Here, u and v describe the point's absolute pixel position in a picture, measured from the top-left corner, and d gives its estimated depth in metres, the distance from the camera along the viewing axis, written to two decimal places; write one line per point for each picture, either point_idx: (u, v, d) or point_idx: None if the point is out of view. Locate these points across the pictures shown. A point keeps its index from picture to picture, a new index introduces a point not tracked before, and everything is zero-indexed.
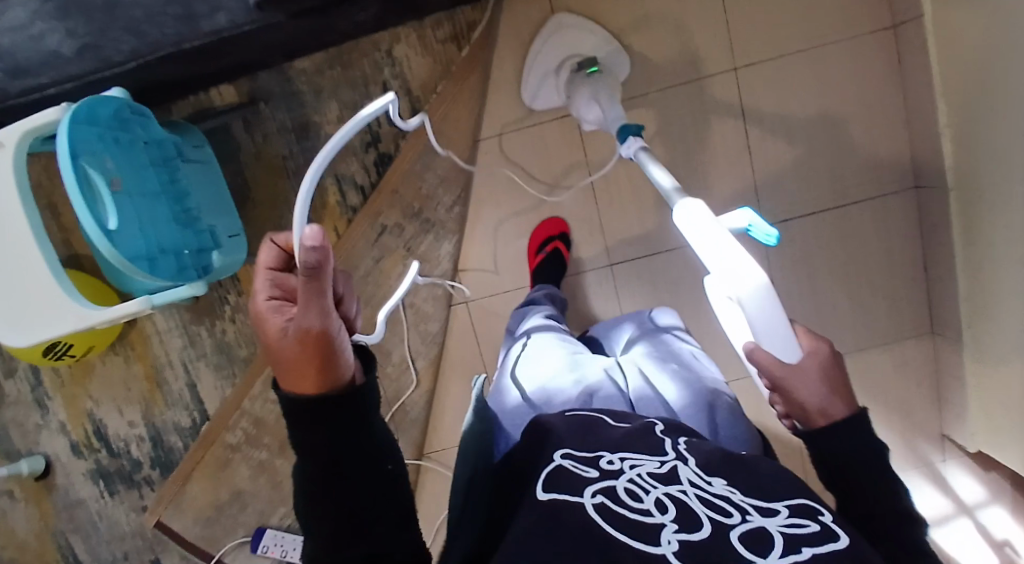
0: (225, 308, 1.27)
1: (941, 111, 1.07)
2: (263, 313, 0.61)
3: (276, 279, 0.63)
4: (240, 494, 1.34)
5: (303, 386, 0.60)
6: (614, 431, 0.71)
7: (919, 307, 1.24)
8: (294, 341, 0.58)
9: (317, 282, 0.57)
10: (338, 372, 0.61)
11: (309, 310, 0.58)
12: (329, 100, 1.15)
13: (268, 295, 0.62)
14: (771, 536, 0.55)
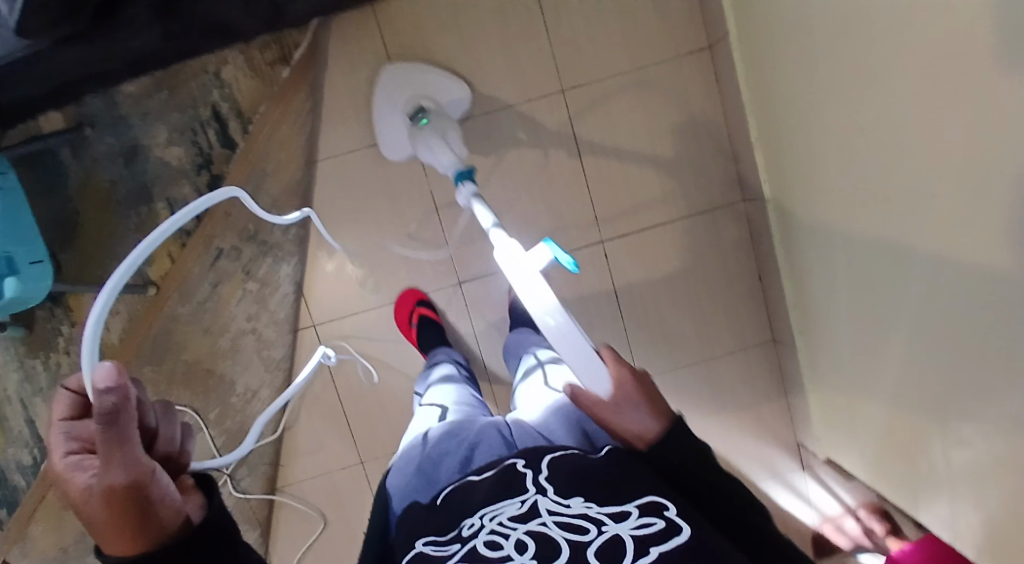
0: (57, 341, 1.20)
1: (753, 125, 1.13)
2: (60, 473, 0.54)
3: (73, 432, 0.58)
4: (87, 536, 1.26)
5: (125, 551, 0.54)
6: (479, 487, 0.66)
7: (761, 316, 1.27)
8: (97, 496, 0.53)
9: (118, 425, 0.53)
10: (164, 524, 0.55)
11: (112, 463, 0.53)
12: (157, 124, 1.11)
13: (66, 451, 0.56)
14: (623, 545, 0.54)
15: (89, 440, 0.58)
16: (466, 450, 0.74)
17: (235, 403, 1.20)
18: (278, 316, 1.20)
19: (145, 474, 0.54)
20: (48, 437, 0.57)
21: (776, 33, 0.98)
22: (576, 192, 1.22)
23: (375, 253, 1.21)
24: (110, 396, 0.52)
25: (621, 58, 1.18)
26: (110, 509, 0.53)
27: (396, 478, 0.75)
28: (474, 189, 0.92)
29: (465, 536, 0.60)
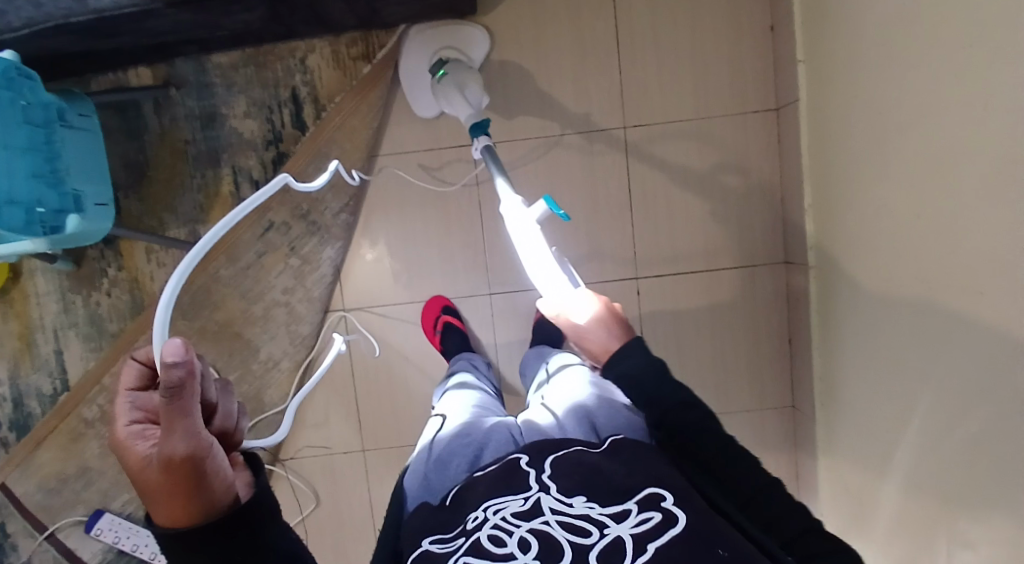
0: (102, 279, 1.25)
1: (807, 192, 1.15)
2: (123, 440, 0.59)
3: (138, 402, 0.62)
4: (88, 471, 1.28)
5: (177, 516, 0.59)
6: (482, 484, 0.70)
7: (781, 381, 1.28)
8: (158, 465, 0.57)
9: (180, 401, 0.56)
10: (215, 497, 0.60)
11: (173, 434, 0.56)
12: (238, 96, 1.17)
13: (130, 420, 0.60)
14: (624, 545, 0.58)
15: (151, 412, 0.62)
16: (473, 450, 0.78)
17: (257, 369, 1.23)
18: (313, 293, 1.23)
19: (202, 449, 0.58)
20: (114, 403, 0.61)
21: (847, 108, 1.00)
22: (620, 227, 1.24)
23: (414, 251, 1.24)
24: (176, 369, 0.54)
25: (689, 106, 1.21)
26: (167, 480, 0.57)
27: (411, 477, 0.78)
28: (488, 140, 0.96)
29: (469, 530, 0.63)
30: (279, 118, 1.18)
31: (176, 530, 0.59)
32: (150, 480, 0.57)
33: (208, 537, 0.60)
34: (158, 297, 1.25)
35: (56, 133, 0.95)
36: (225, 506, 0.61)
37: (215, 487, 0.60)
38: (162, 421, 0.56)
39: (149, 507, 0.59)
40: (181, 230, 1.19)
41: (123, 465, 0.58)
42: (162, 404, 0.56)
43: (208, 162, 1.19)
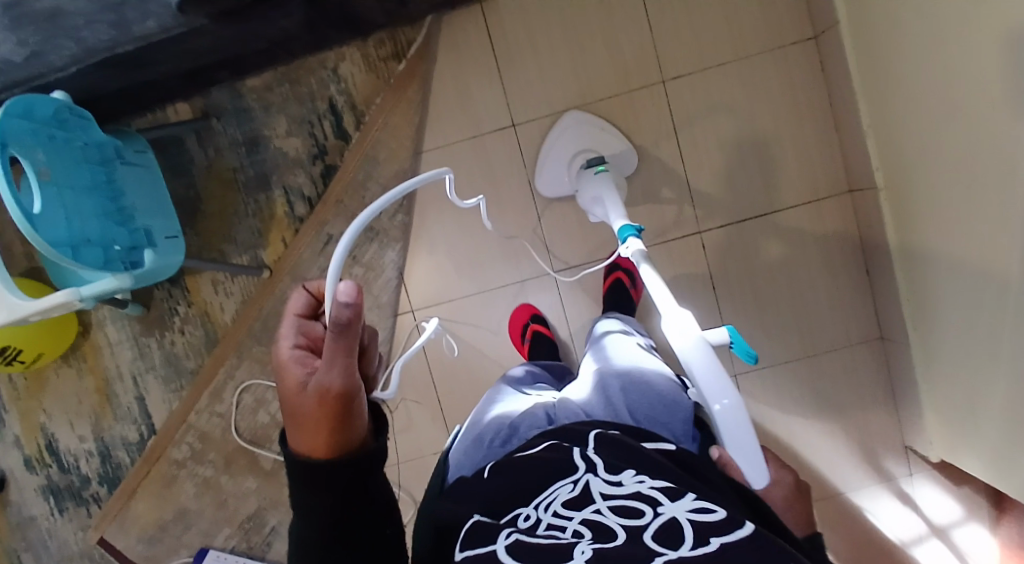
0: (173, 319, 1.25)
1: (862, 112, 1.12)
2: (285, 361, 0.59)
3: (301, 328, 0.62)
4: (186, 513, 1.30)
5: (317, 445, 0.60)
6: (530, 461, 0.69)
7: (864, 310, 1.25)
8: (314, 397, 0.57)
9: (344, 343, 0.56)
10: (352, 434, 0.60)
11: (331, 370, 0.57)
12: (278, 116, 1.19)
13: (293, 343, 0.61)
14: (681, 527, 0.52)
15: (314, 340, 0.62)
16: (509, 427, 0.80)
17: None
18: (382, 299, 1.23)
19: (354, 388, 0.58)
20: (281, 326, 0.62)
21: (886, 18, 0.98)
22: (673, 183, 1.23)
23: (473, 242, 1.24)
24: (346, 310, 0.54)
25: (724, 50, 1.20)
26: (319, 409, 0.58)
27: (455, 449, 0.82)
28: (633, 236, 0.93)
29: (522, 526, 0.59)
30: (320, 130, 1.19)
31: (312, 458, 0.60)
32: (302, 405, 0.58)
33: (330, 478, 0.60)
34: (229, 328, 1.24)
35: (115, 174, 0.93)
36: (353, 444, 0.61)
37: (352, 426, 0.60)
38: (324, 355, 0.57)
39: (290, 428, 0.61)
40: (243, 257, 1.21)
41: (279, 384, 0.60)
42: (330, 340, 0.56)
43: (259, 186, 1.20)
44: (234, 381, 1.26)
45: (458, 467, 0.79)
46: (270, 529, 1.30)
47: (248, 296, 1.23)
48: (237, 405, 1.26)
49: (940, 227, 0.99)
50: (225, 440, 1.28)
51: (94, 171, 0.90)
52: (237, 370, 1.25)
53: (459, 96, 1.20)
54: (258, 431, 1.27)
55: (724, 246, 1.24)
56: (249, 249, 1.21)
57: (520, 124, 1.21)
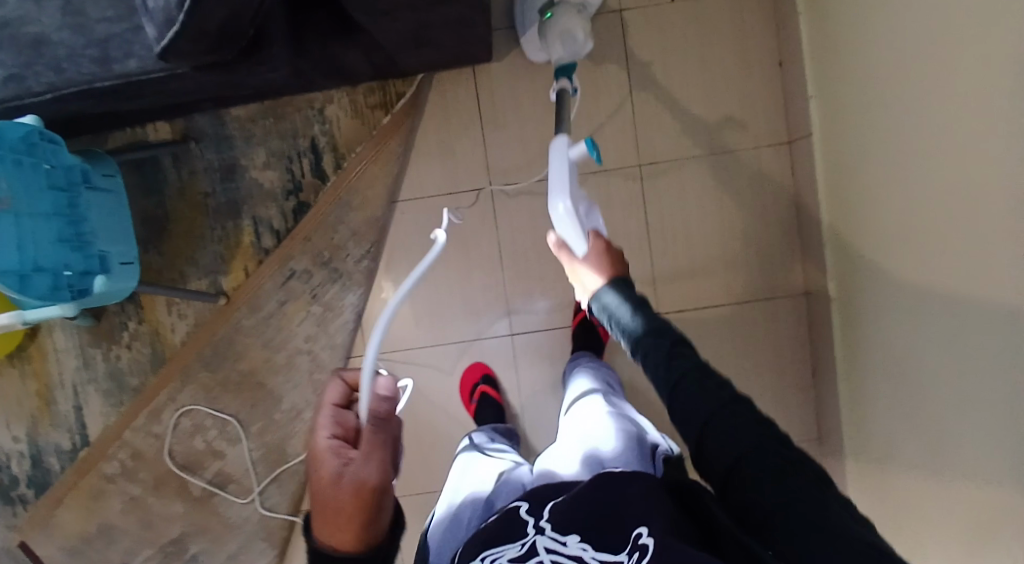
0: (123, 334, 1.23)
1: (824, 223, 1.16)
2: (324, 451, 0.64)
3: (337, 420, 0.67)
4: (110, 529, 1.26)
5: (344, 538, 0.61)
6: (480, 537, 0.67)
7: (807, 410, 1.27)
8: (352, 484, 0.62)
9: (388, 434, 0.64)
10: (380, 528, 0.63)
11: (369, 460, 0.64)
12: (257, 148, 1.19)
13: (331, 433, 0.66)
14: None
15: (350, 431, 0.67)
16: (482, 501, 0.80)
17: (282, 417, 1.23)
18: (336, 340, 1.23)
19: (389, 479, 0.64)
20: (320, 416, 0.67)
21: (850, 141, 1.02)
22: (638, 263, 1.25)
23: (436, 294, 1.25)
24: None
25: (702, 142, 1.23)
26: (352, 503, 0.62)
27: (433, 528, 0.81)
28: (568, 83, 0.96)
29: None
30: (298, 166, 1.19)
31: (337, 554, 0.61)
32: (336, 496, 0.62)
33: None
34: (178, 350, 1.23)
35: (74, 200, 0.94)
36: (379, 539, 0.63)
37: (381, 519, 0.63)
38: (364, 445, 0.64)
39: (313, 521, 0.63)
40: (202, 282, 1.21)
41: (311, 472, 0.64)
42: (370, 431, 0.64)
43: (229, 214, 1.20)
44: (175, 403, 1.24)
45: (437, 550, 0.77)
46: (191, 555, 1.27)
47: (202, 320, 1.22)
48: (175, 428, 1.25)
49: (880, 349, 1.02)
50: (158, 460, 1.25)
51: (58, 197, 0.92)
52: (180, 392, 1.24)
53: (440, 151, 1.22)
54: (193, 456, 1.25)
55: (682, 330, 1.26)
56: (209, 274, 1.21)
57: (497, 186, 1.23)
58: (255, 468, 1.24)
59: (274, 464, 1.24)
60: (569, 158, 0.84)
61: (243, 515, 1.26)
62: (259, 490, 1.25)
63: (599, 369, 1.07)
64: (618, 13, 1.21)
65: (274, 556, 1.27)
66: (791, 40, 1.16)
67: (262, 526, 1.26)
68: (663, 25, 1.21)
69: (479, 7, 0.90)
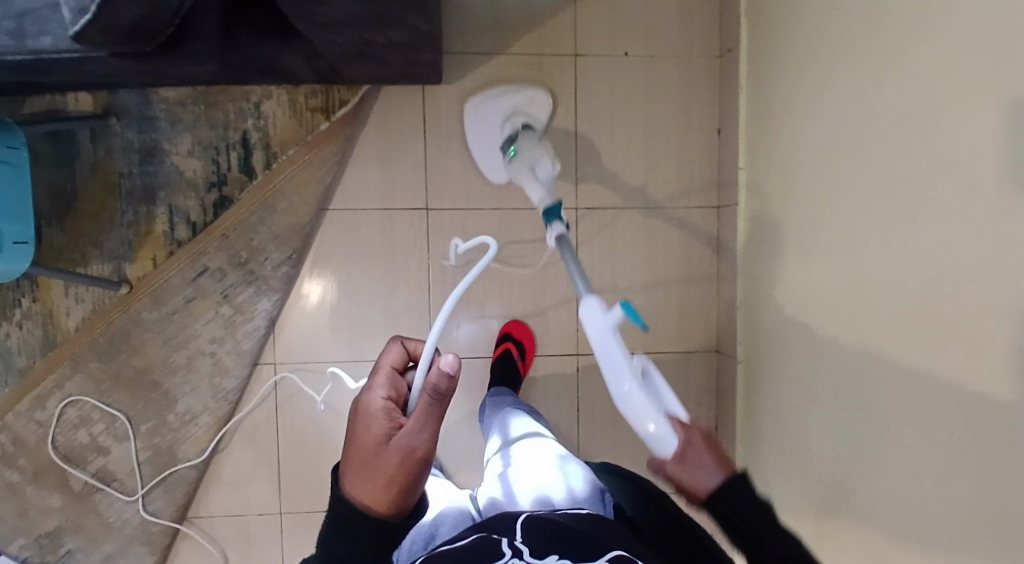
0: (14, 311, 1.15)
1: (741, 290, 1.20)
2: (375, 410, 0.63)
3: (392, 384, 0.67)
4: None
5: (377, 496, 0.62)
6: (450, 555, 0.68)
7: None
8: (398, 451, 0.61)
9: (439, 408, 0.63)
10: (411, 498, 0.63)
11: (419, 431, 0.61)
12: (183, 134, 1.14)
13: (385, 395, 0.65)
14: None
15: (400, 397, 0.66)
16: (429, 528, 0.81)
17: (176, 418, 1.17)
18: (243, 345, 1.18)
19: (431, 454, 0.62)
20: (376, 378, 0.66)
21: (782, 219, 1.06)
22: (563, 302, 1.25)
23: (356, 309, 1.21)
24: (445, 377, 0.63)
25: (638, 195, 1.25)
26: (395, 468, 0.61)
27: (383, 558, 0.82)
28: (564, 227, 0.86)
29: None
30: (224, 159, 1.14)
31: (368, 512, 0.62)
32: (382, 458, 0.61)
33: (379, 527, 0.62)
34: (72, 336, 1.15)
35: None
36: (407, 507, 0.63)
37: (414, 489, 0.63)
38: (417, 415, 0.62)
39: (349, 469, 0.63)
40: (105, 267, 1.14)
41: (356, 426, 0.63)
42: (424, 402, 0.62)
43: (143, 198, 1.14)
44: (61, 392, 1.16)
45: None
46: (64, 553, 1.18)
47: (101, 307, 1.15)
48: (58, 418, 1.17)
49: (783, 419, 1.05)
50: (33, 450, 1.16)
51: None
52: (68, 381, 1.16)
53: (377, 165, 1.19)
54: (76, 449, 1.17)
55: (598, 374, 1.27)
56: (112, 259, 1.14)
57: (432, 209, 1.21)
58: (142, 469, 1.18)
59: (161, 467, 1.18)
60: (610, 330, 0.72)
61: (123, 516, 1.18)
62: (142, 494, 1.18)
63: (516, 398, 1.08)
64: (573, 57, 1.21)
65: (152, 562, 1.20)
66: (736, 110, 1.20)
67: (141, 530, 1.19)
68: (615, 75, 1.22)
69: (425, 33, 0.90)
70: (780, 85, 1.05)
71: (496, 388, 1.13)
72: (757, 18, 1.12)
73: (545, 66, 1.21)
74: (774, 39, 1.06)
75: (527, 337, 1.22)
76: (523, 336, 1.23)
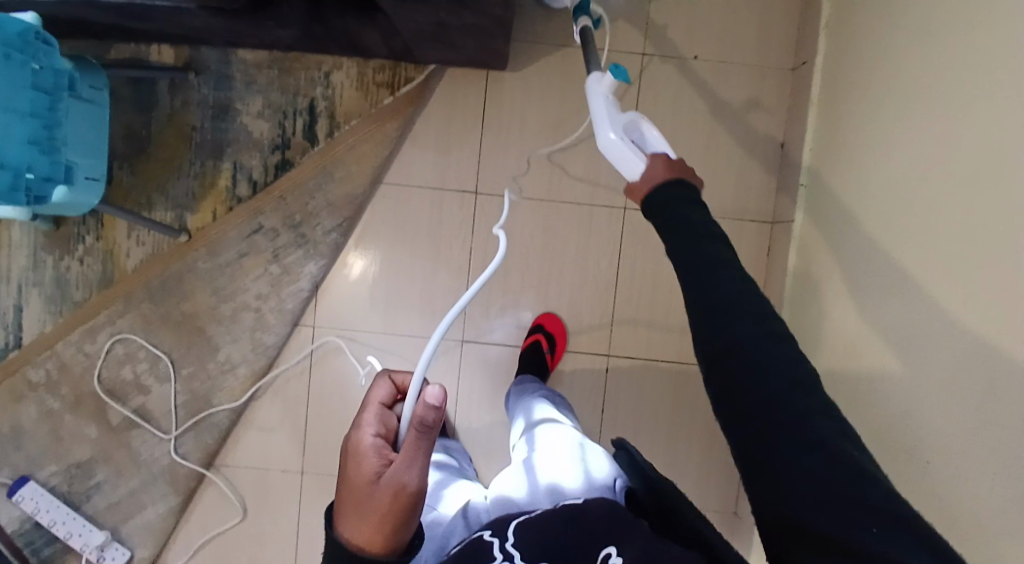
0: (77, 245, 1.21)
1: (788, 308, 1.19)
2: (364, 449, 0.63)
3: (382, 419, 0.66)
4: (20, 434, 1.23)
5: (370, 534, 0.62)
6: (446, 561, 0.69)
7: (729, 483, 1.27)
8: (388, 490, 0.61)
9: (425, 442, 0.62)
10: (405, 533, 0.63)
11: (407, 468, 0.61)
12: (256, 96, 1.19)
13: (374, 432, 0.64)
14: None
15: (390, 432, 0.66)
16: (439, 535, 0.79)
17: (215, 366, 1.22)
18: (286, 305, 1.21)
19: (423, 488, 0.62)
20: (364, 414, 0.66)
21: (836, 241, 1.04)
22: (601, 300, 1.25)
23: (397, 281, 1.23)
24: (432, 412, 0.62)
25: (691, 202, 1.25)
26: (387, 506, 0.61)
27: None
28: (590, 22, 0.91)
29: None
30: (291, 123, 1.19)
31: (365, 554, 0.62)
32: (372, 496, 0.61)
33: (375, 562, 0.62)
34: (128, 276, 1.21)
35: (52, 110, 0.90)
36: (402, 541, 0.63)
37: (408, 525, 0.63)
38: (404, 452, 0.62)
39: (341, 508, 0.63)
40: (168, 214, 1.19)
41: (346, 464, 0.63)
42: (410, 438, 0.62)
43: (211, 153, 1.19)
44: (111, 327, 1.22)
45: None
46: (94, 483, 1.24)
47: (159, 251, 1.20)
48: (106, 352, 1.22)
49: None
50: (79, 378, 1.23)
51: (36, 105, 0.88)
52: (119, 318, 1.22)
53: (434, 145, 1.21)
54: (118, 384, 1.23)
55: (627, 377, 1.26)
56: (176, 207, 1.19)
57: (483, 193, 1.22)
58: (177, 411, 1.23)
59: (194, 412, 1.23)
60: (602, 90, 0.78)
61: (154, 454, 1.23)
62: (175, 435, 1.23)
63: (551, 389, 1.07)
64: (641, 57, 1.22)
65: (173, 504, 1.24)
66: (800, 128, 1.18)
67: (168, 471, 1.23)
68: (681, 79, 1.23)
69: (499, 18, 0.92)
70: (849, 104, 1.03)
71: (523, 379, 1.12)
72: (833, 36, 1.11)
73: (611, 65, 1.21)
74: (847, 58, 1.05)
75: (559, 329, 1.23)
76: (557, 334, 1.23)
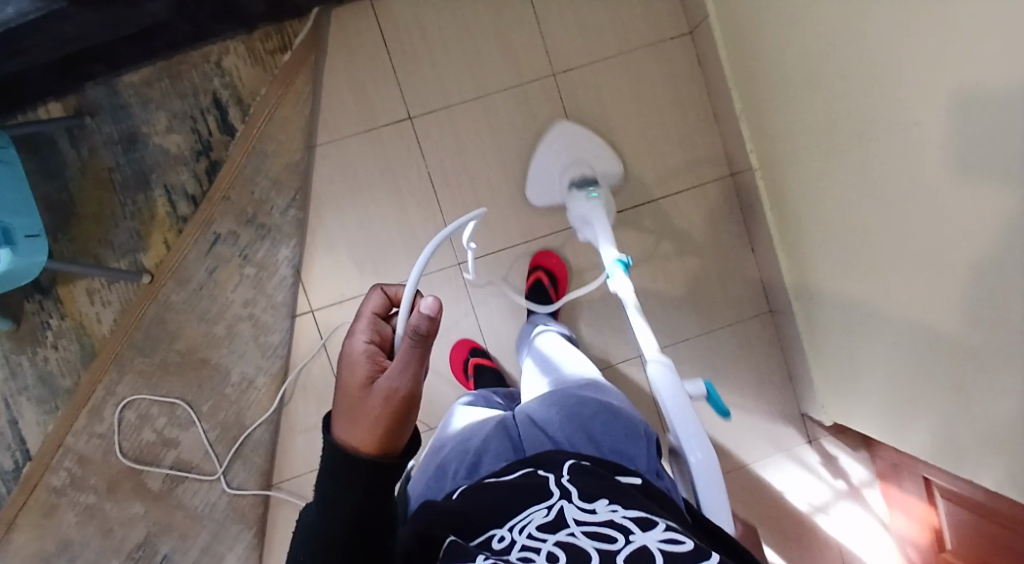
0: (45, 333, 1.14)
1: (737, 98, 1.14)
2: (358, 355, 0.60)
3: (377, 331, 0.63)
4: (67, 544, 1.15)
5: (359, 441, 0.58)
6: (502, 489, 0.70)
7: (755, 287, 1.25)
8: (380, 396, 0.58)
9: (418, 351, 0.59)
10: (396, 440, 0.59)
11: (400, 374, 0.58)
12: (157, 112, 1.13)
13: (368, 341, 0.62)
14: (650, 553, 0.57)
15: (386, 343, 0.63)
16: (473, 458, 0.81)
17: (234, 389, 1.18)
18: (276, 299, 1.18)
19: (415, 397, 0.59)
20: (357, 324, 0.63)
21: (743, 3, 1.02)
22: None
23: (371, 233, 1.20)
24: (424, 320, 0.59)
25: (606, 44, 1.21)
26: (379, 411, 0.58)
27: (430, 482, 0.82)
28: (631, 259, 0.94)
29: (499, 547, 0.62)
30: (205, 125, 1.14)
31: (359, 454, 0.58)
32: (364, 401, 0.58)
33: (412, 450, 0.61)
34: (109, 340, 1.15)
35: None
36: (391, 451, 0.60)
37: (398, 436, 0.59)
38: (398, 358, 0.59)
39: (332, 415, 0.61)
40: (121, 262, 1.14)
41: (338, 371, 0.61)
42: (403, 346, 0.59)
43: (137, 186, 1.14)
44: (114, 398, 1.16)
45: (423, 496, 0.82)
46: (163, 556, 1.18)
47: (129, 303, 1.15)
48: (119, 424, 1.16)
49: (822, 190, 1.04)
50: (104, 462, 1.16)
51: None
52: (118, 384, 1.16)
53: (348, 90, 1.18)
54: (145, 449, 1.17)
55: (623, 231, 1.25)
56: (128, 252, 1.14)
57: (416, 116, 1.20)
58: (216, 448, 1.18)
59: (233, 441, 1.18)
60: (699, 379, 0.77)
61: (210, 500, 1.18)
62: (223, 472, 1.18)
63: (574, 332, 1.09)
64: None
65: (251, 538, 1.20)
66: None
67: (233, 509, 1.19)
68: None
69: None
70: None
71: (540, 325, 1.11)
72: None
73: None
74: None
75: (558, 265, 1.22)
76: (556, 268, 1.22)
